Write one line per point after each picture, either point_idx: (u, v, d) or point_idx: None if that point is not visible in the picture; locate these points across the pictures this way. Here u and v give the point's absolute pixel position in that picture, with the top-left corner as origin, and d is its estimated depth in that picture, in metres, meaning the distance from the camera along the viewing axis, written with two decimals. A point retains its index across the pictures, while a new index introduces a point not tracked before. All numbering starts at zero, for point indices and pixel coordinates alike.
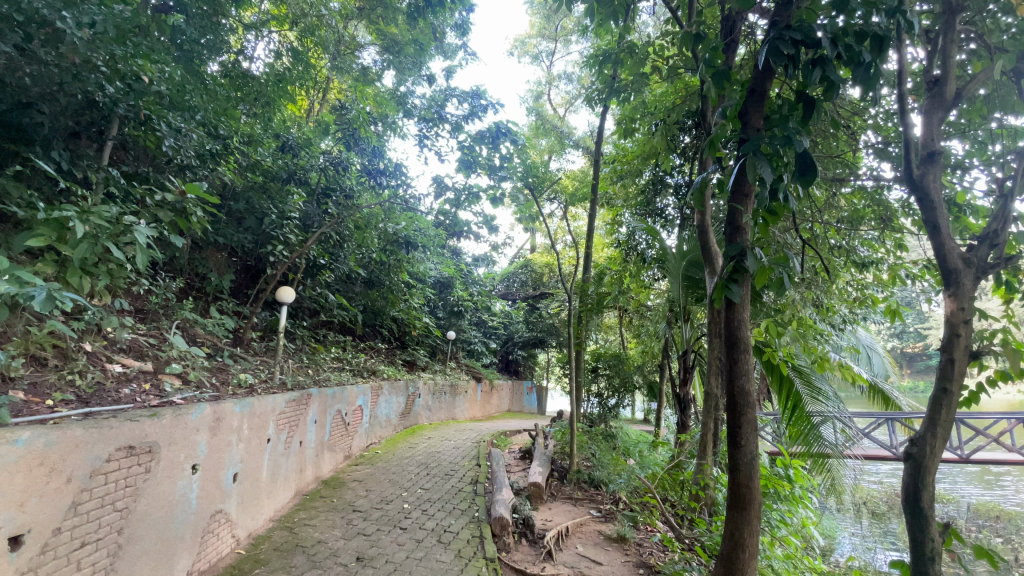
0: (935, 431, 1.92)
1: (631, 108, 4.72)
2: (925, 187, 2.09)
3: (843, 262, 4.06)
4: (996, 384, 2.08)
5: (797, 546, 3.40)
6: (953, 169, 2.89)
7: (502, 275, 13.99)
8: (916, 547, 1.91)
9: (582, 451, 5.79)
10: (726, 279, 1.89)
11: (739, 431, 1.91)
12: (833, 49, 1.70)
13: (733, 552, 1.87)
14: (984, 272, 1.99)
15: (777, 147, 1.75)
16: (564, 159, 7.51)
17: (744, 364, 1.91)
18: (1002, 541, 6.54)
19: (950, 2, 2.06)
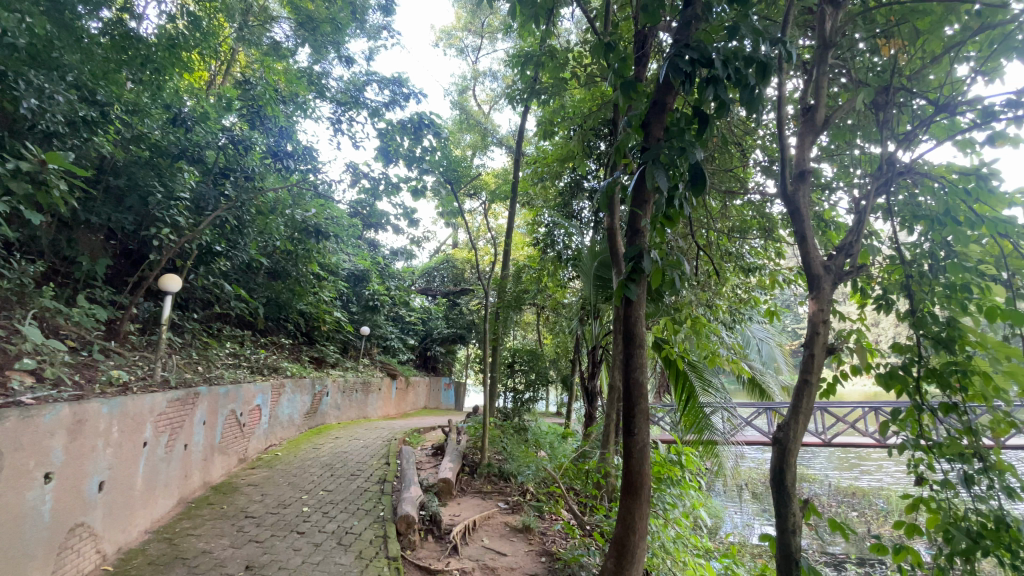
0: (797, 418, 2.18)
1: (551, 111, 4.85)
2: (796, 202, 2.36)
3: (733, 267, 4.46)
4: (848, 377, 2.39)
5: (685, 527, 3.68)
6: (822, 188, 3.28)
7: (422, 270, 13.71)
8: (781, 522, 2.15)
9: (494, 445, 5.85)
10: (626, 278, 2.00)
11: (632, 420, 2.03)
12: (724, 69, 1.86)
13: (624, 536, 2.00)
14: (840, 278, 2.29)
15: (674, 157, 1.88)
16: (487, 156, 7.49)
17: (638, 359, 2.04)
18: (855, 514, 7.55)
19: (823, 38, 2.31)
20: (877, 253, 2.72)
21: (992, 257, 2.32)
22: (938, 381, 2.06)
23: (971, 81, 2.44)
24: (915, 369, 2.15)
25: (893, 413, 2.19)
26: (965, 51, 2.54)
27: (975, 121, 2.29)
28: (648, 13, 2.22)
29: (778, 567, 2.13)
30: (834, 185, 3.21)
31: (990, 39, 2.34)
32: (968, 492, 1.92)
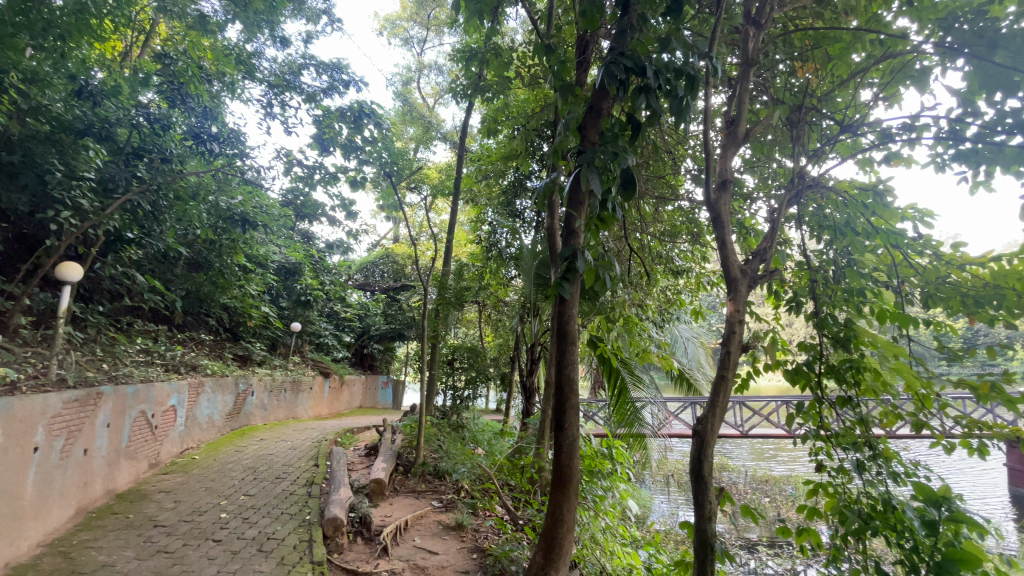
0: (715, 411, 2.32)
1: (496, 109, 4.85)
2: (718, 209, 2.50)
3: (663, 269, 4.67)
4: (761, 373, 2.58)
5: (614, 518, 3.80)
6: (743, 197, 3.51)
7: (359, 264, 13.26)
8: (699, 510, 2.28)
9: (430, 443, 5.78)
10: (560, 278, 2.03)
11: (563, 415, 2.07)
12: (655, 79, 1.94)
13: (552, 528, 2.04)
14: (754, 281, 2.47)
15: (607, 162, 1.94)
16: (430, 151, 7.37)
17: (570, 356, 2.09)
18: (767, 500, 8.17)
19: (746, 57, 2.46)
20: (788, 259, 2.94)
21: (885, 266, 2.59)
22: (836, 377, 2.26)
23: (873, 104, 2.71)
24: (817, 366, 2.35)
25: (798, 406, 2.38)
26: (869, 77, 2.82)
27: (876, 141, 2.54)
28: (588, 18, 2.27)
29: (695, 552, 2.26)
30: (754, 194, 3.44)
31: (891, 67, 2.61)
32: (859, 477, 2.12)
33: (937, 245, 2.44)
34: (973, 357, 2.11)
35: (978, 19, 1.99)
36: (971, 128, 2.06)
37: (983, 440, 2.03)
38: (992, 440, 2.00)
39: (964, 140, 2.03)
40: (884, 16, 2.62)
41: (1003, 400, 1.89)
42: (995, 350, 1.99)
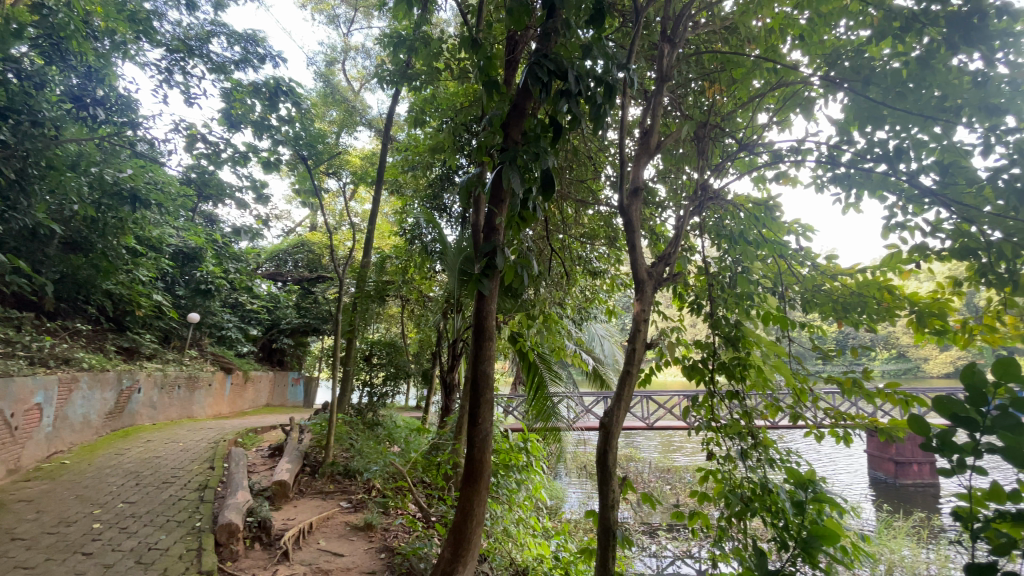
0: (621, 404, 2.45)
1: (423, 100, 4.75)
2: (630, 215, 2.63)
3: (582, 270, 4.83)
4: (663, 370, 2.76)
5: (527, 510, 3.87)
6: (656, 205, 3.72)
7: (271, 252, 12.41)
8: (604, 499, 2.40)
9: (341, 442, 5.55)
10: (479, 274, 2.00)
11: (477, 411, 2.08)
12: (576, 84, 1.99)
13: (462, 524, 2.05)
14: (658, 284, 2.64)
15: (528, 161, 1.96)
16: (353, 137, 7.05)
17: (486, 351, 2.10)
18: (669, 487, 8.78)
19: (660, 72, 2.61)
20: (691, 263, 3.17)
21: (772, 274, 2.86)
22: (727, 373, 2.48)
23: (768, 127, 2.99)
24: (711, 363, 2.56)
25: (694, 400, 2.58)
26: (766, 103, 3.11)
27: (770, 160, 2.80)
28: (515, 18, 2.29)
29: (599, 540, 2.36)
30: (664, 203, 3.66)
31: (784, 95, 2.89)
32: (743, 463, 2.34)
33: (815, 256, 2.74)
34: (838, 357, 2.40)
35: (854, 59, 2.26)
36: (845, 155, 2.34)
37: (846, 429, 2.30)
38: (851, 429, 2.28)
39: (839, 164, 2.30)
40: (781, 47, 2.90)
41: (860, 393, 2.16)
42: (856, 350, 2.28)
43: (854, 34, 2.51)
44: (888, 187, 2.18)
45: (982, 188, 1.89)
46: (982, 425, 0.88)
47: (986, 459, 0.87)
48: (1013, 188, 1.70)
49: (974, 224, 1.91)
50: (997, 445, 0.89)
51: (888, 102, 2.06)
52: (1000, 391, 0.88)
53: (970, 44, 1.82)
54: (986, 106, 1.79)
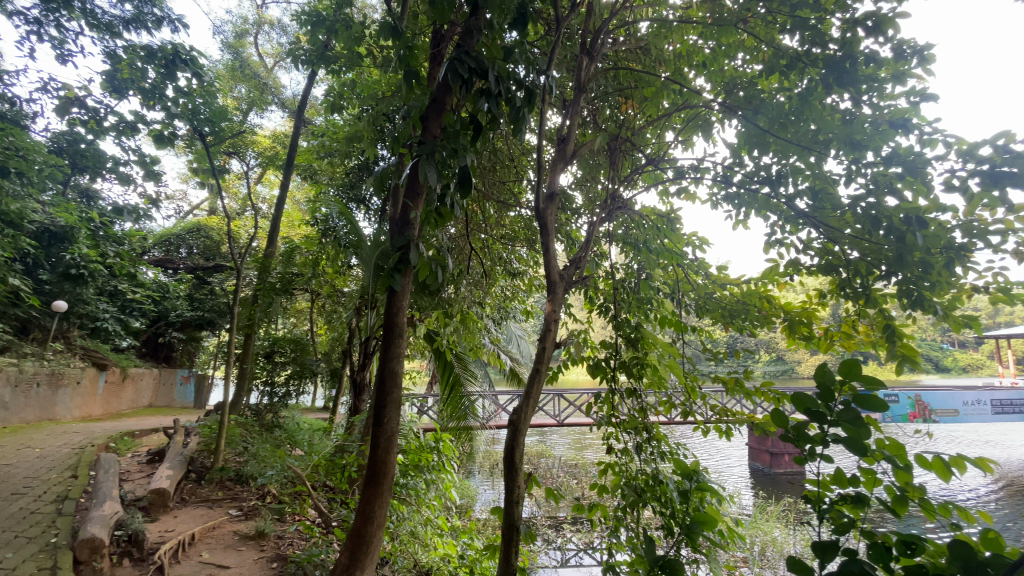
0: (528, 402, 2.50)
1: (342, 84, 4.52)
2: (545, 218, 2.70)
3: (502, 270, 4.86)
4: (570, 369, 2.87)
5: (435, 510, 3.83)
6: (571, 210, 3.84)
7: (161, 236, 11.17)
8: (509, 496, 2.43)
9: (233, 445, 5.13)
10: (390, 269, 1.90)
11: (383, 410, 2.01)
12: (496, 85, 1.98)
13: (362, 527, 1.98)
14: (569, 286, 2.74)
15: (445, 157, 1.91)
16: (264, 117, 6.55)
17: (395, 348, 2.04)
18: (577, 481, 9.12)
19: (579, 82, 2.70)
20: (601, 268, 3.32)
21: (671, 281, 3.08)
22: (628, 372, 2.63)
23: (674, 144, 3.21)
24: (614, 363, 2.70)
25: (598, 398, 2.70)
26: (672, 122, 3.34)
27: (674, 175, 3.01)
28: (438, 11, 2.25)
29: (503, 537, 2.39)
30: (580, 209, 3.80)
31: (688, 117, 3.11)
32: (639, 456, 2.49)
33: (708, 267, 2.99)
34: (724, 358, 2.63)
35: (748, 90, 2.49)
36: (736, 176, 2.57)
37: (727, 424, 2.53)
38: (731, 424, 2.51)
39: (732, 184, 2.53)
40: (688, 72, 3.13)
41: (740, 392, 2.39)
42: (739, 352, 2.52)
43: (749, 68, 2.78)
44: (771, 207, 2.43)
45: (844, 213, 2.16)
46: (829, 418, 1.01)
47: (831, 448, 0.99)
48: (868, 214, 1.95)
49: (836, 243, 2.19)
50: (841, 436, 1.02)
51: (773, 131, 2.30)
52: (845, 388, 1.01)
53: (841, 85, 2.08)
54: (849, 141, 2.05)
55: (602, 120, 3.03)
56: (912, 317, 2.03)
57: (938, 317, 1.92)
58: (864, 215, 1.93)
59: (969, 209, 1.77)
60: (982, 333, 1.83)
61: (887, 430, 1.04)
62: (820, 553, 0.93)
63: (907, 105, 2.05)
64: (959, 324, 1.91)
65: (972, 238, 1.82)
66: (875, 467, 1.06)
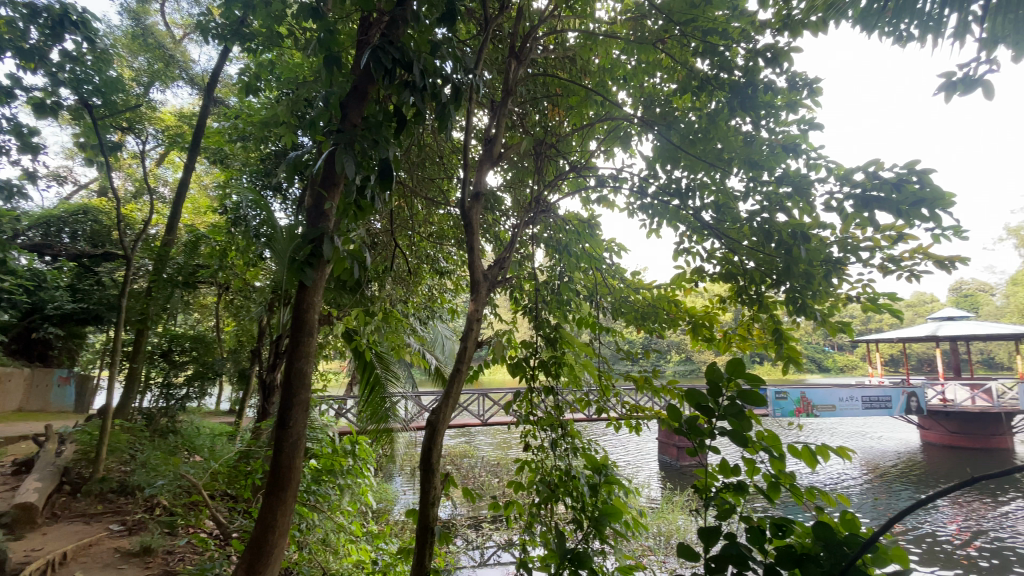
0: (447, 402, 2.48)
1: (259, 64, 4.19)
2: (470, 217, 2.68)
3: (428, 269, 4.77)
4: (490, 368, 2.88)
5: (350, 515, 3.68)
6: (498, 212, 3.85)
7: (36, 217, 9.77)
8: (425, 497, 2.40)
9: (119, 453, 4.61)
10: (301, 262, 1.79)
11: (289, 412, 1.91)
12: (421, 78, 1.91)
13: (262, 537, 1.86)
14: (492, 285, 2.74)
15: (366, 148, 1.80)
16: (167, 92, 5.93)
17: (305, 347, 1.94)
18: (498, 480, 9.18)
19: (507, 84, 2.70)
20: (525, 270, 3.37)
21: (591, 285, 3.19)
22: (547, 371, 2.68)
23: (597, 153, 3.33)
24: (533, 362, 2.74)
25: (517, 397, 2.72)
26: (596, 131, 3.45)
27: (595, 183, 3.13)
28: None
29: (417, 539, 2.35)
30: (507, 211, 3.83)
31: (611, 128, 3.24)
32: (555, 453, 2.56)
33: (625, 272, 3.14)
34: (636, 359, 2.77)
35: (664, 107, 2.65)
36: (651, 187, 2.73)
37: (637, 420, 2.66)
38: (641, 420, 2.65)
39: (646, 195, 2.68)
40: (611, 85, 3.26)
41: (649, 389, 2.53)
42: (650, 353, 2.66)
43: (666, 86, 2.95)
44: (680, 219, 2.61)
45: (742, 225, 2.36)
46: (717, 412, 1.10)
47: (718, 440, 1.08)
48: (764, 227, 2.14)
49: (735, 254, 2.37)
50: (727, 429, 1.11)
51: (684, 147, 2.47)
52: (732, 385, 1.10)
53: (743, 109, 2.27)
54: (748, 160, 2.24)
55: (528, 124, 3.06)
56: (797, 322, 2.25)
57: (818, 322, 2.16)
58: (759, 229, 2.12)
59: (844, 227, 2.00)
60: (852, 336, 2.07)
61: (767, 423, 1.14)
62: (706, 539, 1.00)
63: (798, 132, 2.29)
64: (835, 328, 2.15)
65: (846, 253, 2.06)
66: (757, 457, 1.17)
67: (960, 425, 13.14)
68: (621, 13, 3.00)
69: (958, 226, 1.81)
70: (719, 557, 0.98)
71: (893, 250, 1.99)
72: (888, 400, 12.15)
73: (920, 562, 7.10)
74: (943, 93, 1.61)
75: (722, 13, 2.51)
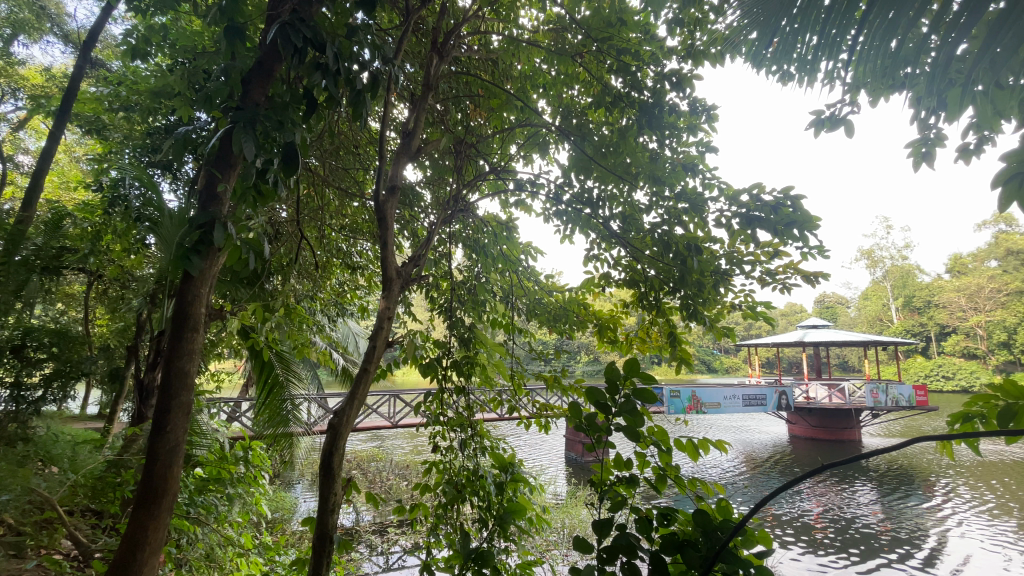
0: (352, 403, 2.37)
1: (149, 25, 3.71)
2: (384, 212, 2.59)
3: (339, 263, 4.53)
4: (399, 368, 2.81)
5: (240, 526, 3.40)
6: (415, 209, 3.76)
7: None
8: (323, 503, 2.27)
9: None
10: (187, 249, 1.61)
11: (167, 415, 1.72)
12: (335, 62, 1.79)
13: (126, 557, 1.64)
14: (406, 283, 2.67)
15: (270, 130, 1.65)
16: (27, 45, 5.06)
17: (189, 344, 1.75)
18: (406, 482, 8.96)
19: (428, 79, 2.64)
20: (441, 269, 3.32)
21: (505, 287, 3.21)
22: (459, 372, 2.66)
23: (517, 157, 3.37)
24: (445, 362, 2.70)
25: (428, 398, 2.67)
26: (516, 136, 3.50)
27: (514, 187, 3.17)
28: None
29: (314, 548, 2.22)
30: (425, 208, 3.76)
31: (530, 134, 3.31)
32: (463, 453, 2.55)
33: (539, 275, 3.21)
34: (546, 360, 2.84)
35: (580, 118, 2.74)
36: (565, 195, 2.82)
37: (546, 418, 2.73)
38: (550, 418, 2.72)
39: (561, 201, 2.76)
40: (532, 93, 3.33)
41: (558, 389, 2.60)
42: (560, 354, 2.74)
43: (583, 98, 3.07)
44: (592, 227, 2.74)
45: (646, 235, 2.51)
46: (613, 409, 1.15)
47: (613, 435, 1.14)
48: (665, 238, 2.29)
49: (639, 262, 2.52)
50: (623, 426, 1.17)
51: (597, 159, 2.57)
52: (627, 383, 1.17)
53: (651, 127, 2.41)
54: (653, 176, 2.40)
55: (448, 122, 3.02)
56: (689, 327, 2.44)
57: (707, 326, 2.37)
58: (660, 240, 2.27)
59: (731, 242, 2.20)
60: (735, 341, 2.29)
61: (658, 420, 1.22)
62: (600, 531, 1.05)
63: (696, 153, 2.49)
64: (721, 333, 2.37)
65: (732, 265, 2.27)
66: (647, 452, 1.25)
67: (821, 419, 15.08)
68: (544, 23, 3.07)
69: (821, 246, 2.07)
70: (609, 548, 1.04)
71: (771, 265, 2.23)
72: (763, 398, 13.57)
73: (798, 550, 7.74)
74: (817, 128, 1.83)
75: (636, 35, 2.66)
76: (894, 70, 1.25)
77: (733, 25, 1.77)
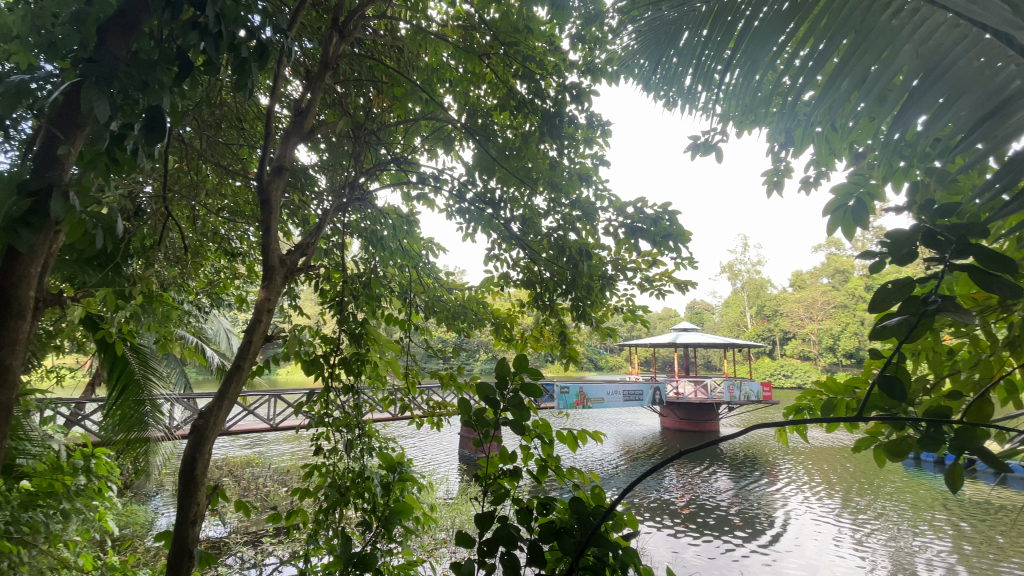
0: (221, 402, 2.16)
1: None
2: (269, 195, 2.38)
3: (215, 248, 4.09)
4: (279, 365, 2.60)
5: (75, 546, 2.93)
6: (307, 195, 3.52)
7: None
8: (183, 514, 2.04)
9: None
10: (13, 220, 1.34)
11: None
12: (217, 24, 1.59)
13: None
14: (291, 273, 2.49)
15: (131, 91, 1.43)
16: None
17: (13, 333, 1.47)
18: (285, 488, 8.37)
19: (326, 56, 2.47)
20: (333, 260, 3.14)
21: (402, 283, 3.13)
22: (348, 370, 2.54)
23: (420, 150, 3.30)
24: (332, 359, 2.57)
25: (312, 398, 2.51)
26: (420, 128, 3.42)
27: (416, 180, 3.10)
28: None
29: (169, 564, 1.98)
30: (318, 195, 3.53)
31: (434, 128, 3.26)
32: (348, 454, 2.44)
33: (437, 272, 3.17)
34: (441, 358, 2.81)
35: (485, 118, 2.75)
36: (469, 193, 2.82)
37: (438, 415, 2.71)
38: (442, 416, 2.70)
39: (464, 199, 2.76)
40: (437, 86, 3.29)
41: (452, 386, 2.59)
42: (454, 351, 2.73)
43: (488, 98, 3.09)
44: (492, 227, 2.77)
45: (543, 238, 2.59)
46: (501, 403, 1.17)
47: (500, 429, 1.16)
48: (561, 242, 2.39)
49: (536, 264, 2.60)
50: (510, 420, 1.20)
51: (500, 161, 2.60)
52: (516, 378, 1.20)
53: (553, 135, 2.49)
54: (551, 183, 2.49)
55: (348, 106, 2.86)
56: (579, 327, 2.57)
57: (594, 326, 2.52)
58: (555, 243, 2.37)
59: (617, 250, 2.36)
60: (618, 341, 2.46)
61: (543, 414, 1.27)
62: (482, 525, 1.06)
63: (591, 165, 2.63)
64: (606, 333, 2.53)
65: (617, 270, 2.44)
66: (532, 445, 1.29)
67: (689, 413, 16.75)
68: (453, 18, 3.04)
69: (691, 258, 2.31)
70: (490, 540, 1.06)
71: (649, 273, 2.43)
72: (641, 394, 14.76)
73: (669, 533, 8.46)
74: (694, 152, 2.02)
75: (541, 44, 2.75)
76: (757, 107, 1.40)
77: (628, 48, 1.89)
